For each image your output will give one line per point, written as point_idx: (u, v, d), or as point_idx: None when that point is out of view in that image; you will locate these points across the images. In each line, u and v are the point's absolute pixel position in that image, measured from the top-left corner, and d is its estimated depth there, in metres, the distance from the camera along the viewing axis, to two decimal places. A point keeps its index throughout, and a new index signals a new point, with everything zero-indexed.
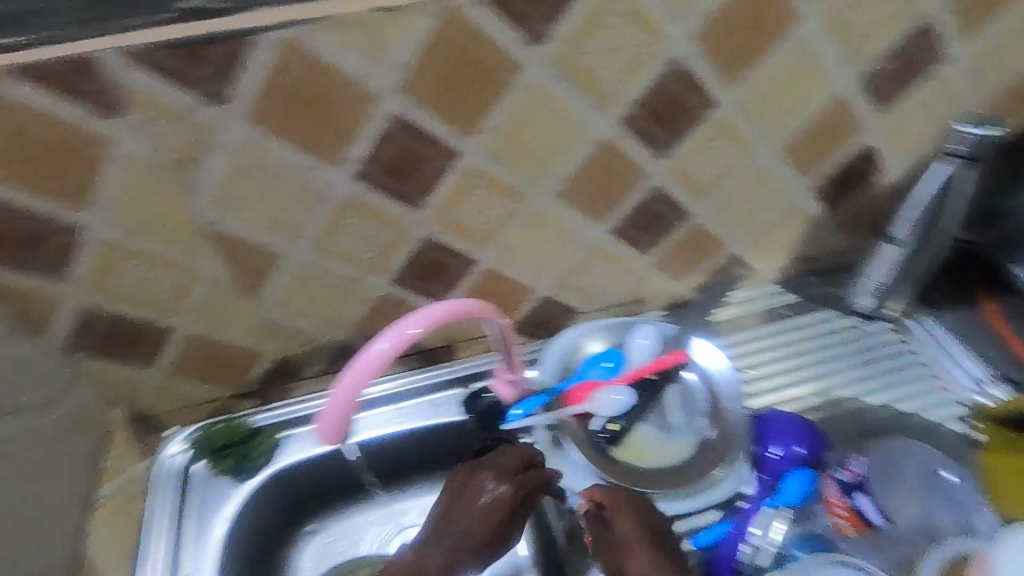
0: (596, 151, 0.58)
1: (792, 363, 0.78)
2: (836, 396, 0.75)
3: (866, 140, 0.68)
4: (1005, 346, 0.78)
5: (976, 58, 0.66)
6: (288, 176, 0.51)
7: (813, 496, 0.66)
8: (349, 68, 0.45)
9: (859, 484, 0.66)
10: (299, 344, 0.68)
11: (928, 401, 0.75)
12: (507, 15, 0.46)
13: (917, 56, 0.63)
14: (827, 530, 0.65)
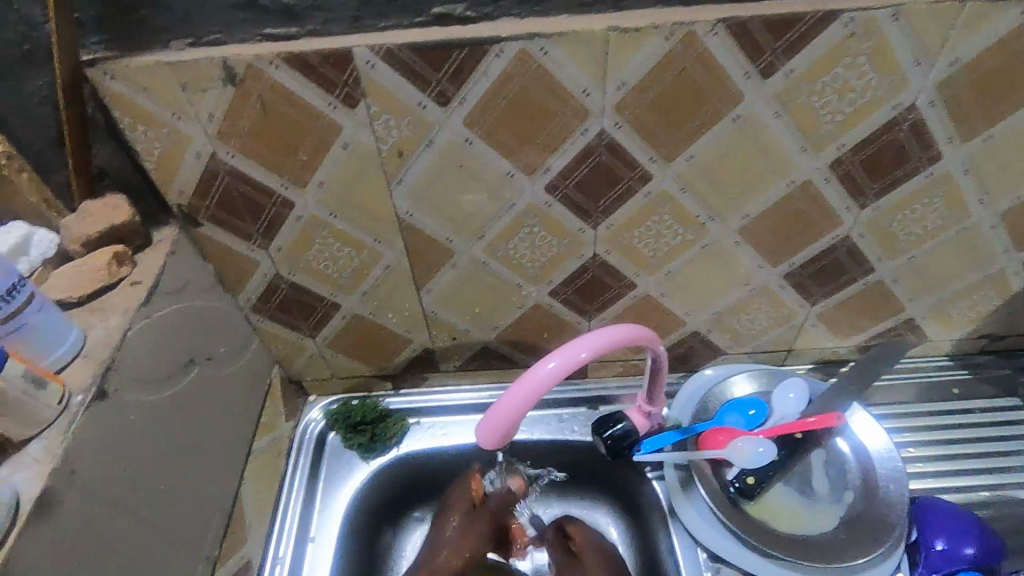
0: (794, 194, 0.55)
1: (957, 445, 0.70)
2: (1012, 497, 0.66)
3: None
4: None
5: None
6: (484, 177, 0.52)
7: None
8: (573, 84, 0.46)
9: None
10: (448, 338, 0.71)
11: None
12: (745, 42, 0.44)
13: None
14: None
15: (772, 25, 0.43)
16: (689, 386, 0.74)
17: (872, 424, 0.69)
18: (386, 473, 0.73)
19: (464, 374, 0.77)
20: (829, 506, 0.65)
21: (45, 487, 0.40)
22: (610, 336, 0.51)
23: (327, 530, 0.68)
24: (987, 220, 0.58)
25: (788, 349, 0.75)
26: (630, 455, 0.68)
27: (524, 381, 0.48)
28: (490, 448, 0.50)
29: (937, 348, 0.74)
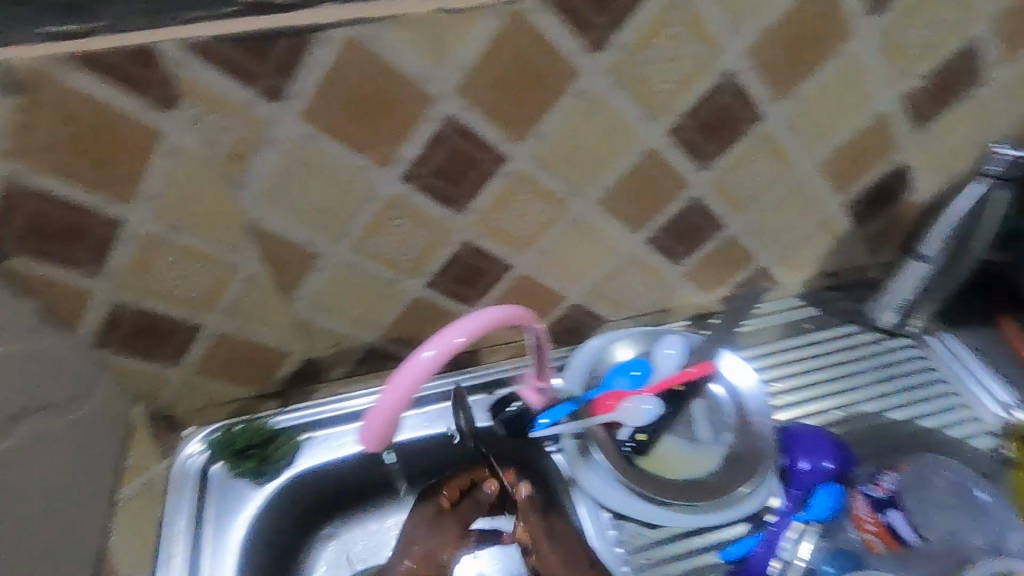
0: (643, 162, 0.58)
1: (819, 367, 0.79)
2: (862, 409, 0.75)
3: (894, 168, 0.68)
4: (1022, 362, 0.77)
5: None
6: (335, 173, 0.50)
7: (843, 514, 0.64)
8: (410, 69, 0.45)
9: (893, 502, 0.64)
10: (330, 344, 0.68)
11: (952, 420, 0.74)
12: (572, 18, 0.45)
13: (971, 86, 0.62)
14: (857, 546, 0.63)
15: (593, 0, 0.44)
16: (580, 356, 0.76)
17: (741, 367, 0.75)
18: (281, 497, 0.69)
19: (354, 380, 0.74)
20: (712, 447, 0.70)
21: None
22: (485, 318, 0.52)
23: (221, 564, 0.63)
24: (814, 170, 0.65)
25: (663, 310, 0.79)
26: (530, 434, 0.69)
27: (404, 375, 0.47)
28: (374, 447, 0.49)
29: (789, 290, 0.82)
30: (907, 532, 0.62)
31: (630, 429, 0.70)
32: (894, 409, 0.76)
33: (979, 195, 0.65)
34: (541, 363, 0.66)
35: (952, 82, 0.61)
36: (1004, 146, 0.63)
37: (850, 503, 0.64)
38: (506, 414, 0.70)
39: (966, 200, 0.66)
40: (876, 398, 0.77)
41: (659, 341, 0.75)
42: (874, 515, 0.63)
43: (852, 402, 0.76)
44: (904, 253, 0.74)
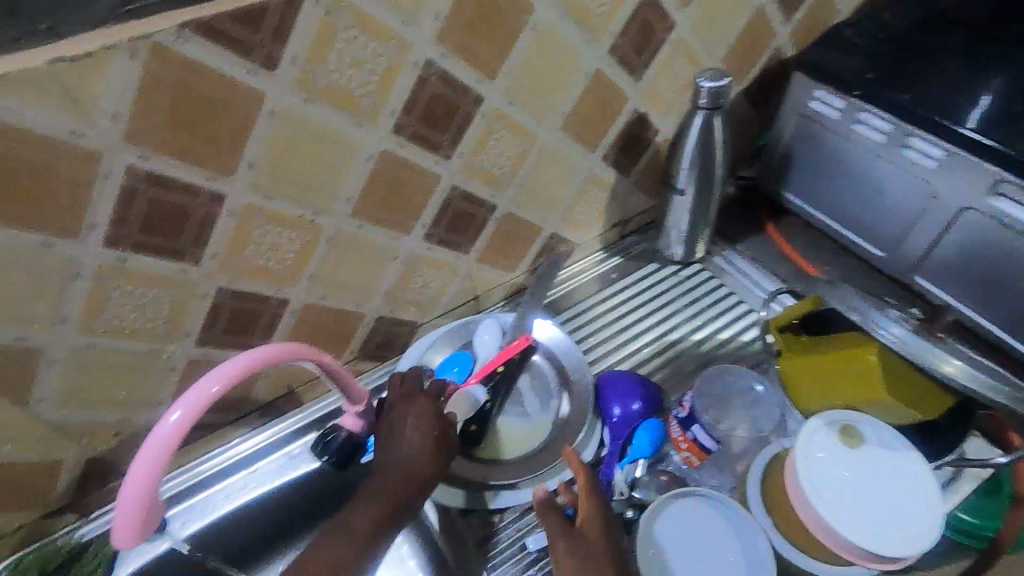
0: (378, 165, 0.57)
1: (628, 309, 0.85)
2: (671, 339, 0.82)
3: (632, 115, 0.73)
4: (788, 259, 0.87)
5: (719, 17, 0.72)
6: (13, 257, 0.44)
7: (664, 441, 0.68)
8: (51, 129, 0.40)
9: (692, 416, 0.66)
10: (109, 435, 0.61)
11: (744, 326, 0.83)
12: (224, 42, 0.43)
13: (668, 30, 0.68)
14: (680, 467, 0.68)
15: (239, 20, 0.42)
16: (403, 365, 0.75)
17: (552, 329, 0.77)
18: None
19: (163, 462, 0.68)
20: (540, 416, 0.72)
21: None
22: (242, 363, 0.50)
23: None
24: (558, 133, 0.68)
25: (474, 298, 0.80)
26: (360, 460, 0.69)
27: (148, 449, 0.45)
28: (136, 544, 0.49)
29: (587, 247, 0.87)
30: (714, 441, 0.65)
31: (463, 423, 0.69)
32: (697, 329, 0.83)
33: (702, 123, 0.71)
34: (345, 386, 0.63)
35: (647, 30, 0.67)
36: (703, 77, 0.68)
37: (668, 429, 0.68)
38: (330, 446, 0.66)
39: (693, 131, 0.72)
40: (681, 324, 0.83)
41: (476, 329, 0.77)
42: (684, 434, 0.66)
43: (663, 332, 0.83)
44: (667, 189, 0.80)
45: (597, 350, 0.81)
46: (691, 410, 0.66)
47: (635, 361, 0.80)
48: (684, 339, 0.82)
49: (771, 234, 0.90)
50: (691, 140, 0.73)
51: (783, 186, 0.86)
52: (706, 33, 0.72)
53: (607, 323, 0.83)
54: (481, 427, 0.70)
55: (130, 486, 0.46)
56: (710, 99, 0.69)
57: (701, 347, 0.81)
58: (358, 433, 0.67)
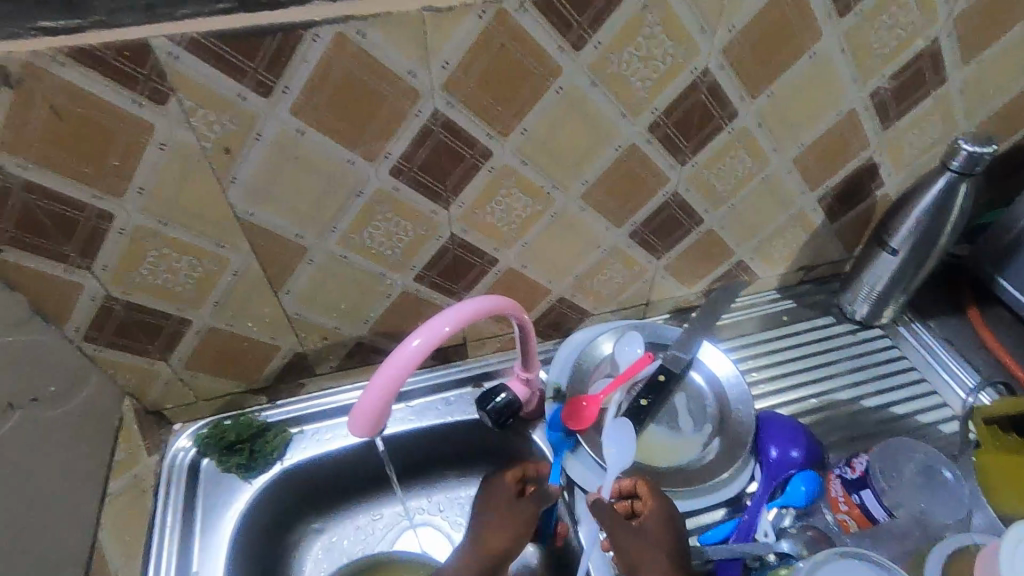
0: (623, 157, 0.60)
1: (797, 355, 0.82)
2: (837, 397, 0.78)
3: (864, 163, 0.71)
4: (986, 350, 0.81)
5: (992, 82, 0.68)
6: (323, 167, 0.51)
7: (819, 497, 0.66)
8: (398, 66, 0.47)
9: (864, 481, 0.64)
10: (318, 337, 0.68)
11: (921, 406, 0.78)
12: (553, 18, 0.47)
13: (935, 85, 0.65)
14: (829, 527, 0.65)
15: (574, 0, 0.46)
16: (566, 347, 0.78)
17: (721, 356, 0.77)
18: (273, 489, 0.70)
19: (344, 375, 0.75)
20: (692, 436, 0.72)
21: None
22: (473, 308, 0.54)
23: (210, 562, 0.64)
24: (789, 163, 0.67)
25: (645, 303, 0.81)
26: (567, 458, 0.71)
27: (390, 365, 0.49)
28: (368, 435, 0.50)
29: (766, 284, 0.85)
30: (885, 512, 0.62)
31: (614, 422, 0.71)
32: (868, 396, 0.78)
33: (945, 187, 0.68)
34: (526, 355, 0.67)
35: (915, 81, 0.64)
36: (965, 140, 0.65)
37: (826, 485, 0.67)
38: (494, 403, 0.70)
39: (931, 194, 0.69)
40: (851, 385, 0.79)
41: (621, 338, 0.75)
42: (848, 497, 0.64)
43: (831, 388, 0.79)
44: (875, 246, 0.77)
45: (759, 387, 0.79)
46: (863, 475, 0.64)
47: (796, 409, 0.77)
48: (853, 401, 0.78)
49: (970, 319, 0.83)
50: (926, 201, 0.70)
51: (1001, 272, 0.80)
52: (972, 96, 0.68)
53: (771, 363, 0.81)
54: (633, 428, 0.71)
55: (377, 385, 0.49)
56: (965, 164, 0.65)
57: (870, 415, 0.77)
58: (521, 399, 0.71)
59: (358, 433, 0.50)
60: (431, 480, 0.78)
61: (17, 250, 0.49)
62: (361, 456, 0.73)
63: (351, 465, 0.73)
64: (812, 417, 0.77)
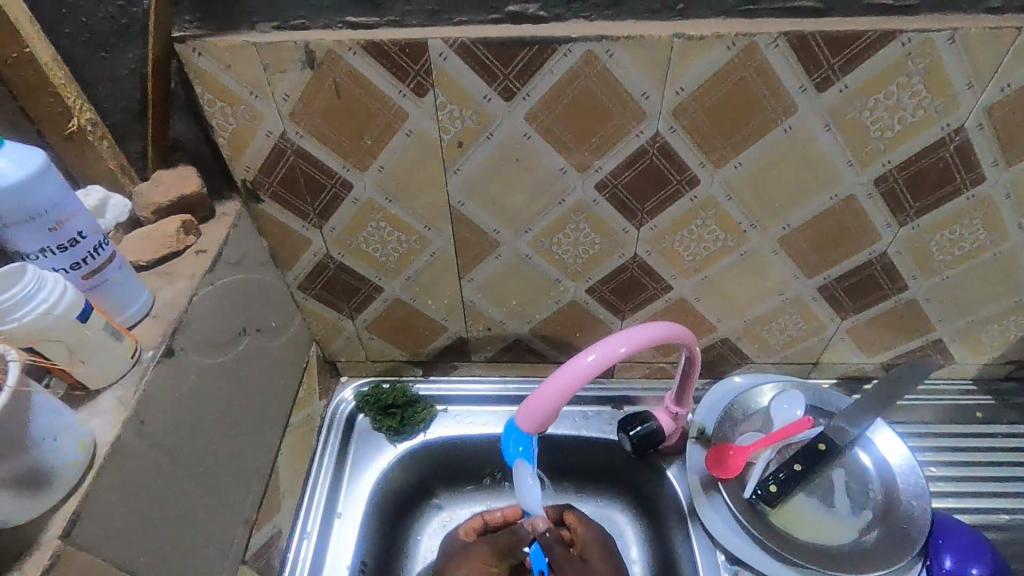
0: (836, 207, 0.56)
1: (989, 460, 0.72)
2: None
3: None
4: None
5: None
6: (537, 172, 0.55)
7: None
8: (634, 87, 0.48)
9: None
10: (482, 327, 0.72)
11: None
12: (805, 57, 0.46)
13: None
14: None
15: (831, 40, 0.45)
16: (714, 392, 0.75)
17: (896, 441, 0.69)
18: (413, 457, 0.75)
19: (493, 367, 0.79)
20: (848, 518, 0.66)
21: (119, 434, 0.41)
22: (652, 332, 0.53)
23: (352, 508, 0.70)
24: None
25: (813, 363, 0.76)
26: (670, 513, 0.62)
27: (563, 373, 0.50)
28: (529, 434, 0.52)
29: (962, 372, 0.75)
30: None
31: (759, 480, 0.67)
32: None
33: None
34: (683, 389, 0.66)
35: None
36: None
37: None
38: (639, 428, 0.69)
39: None
40: None
41: (779, 394, 0.71)
42: None
43: None
44: None
45: (937, 484, 0.70)
46: None
47: (981, 520, 0.67)
48: None
49: None
50: None
51: None
52: None
53: (955, 461, 0.72)
54: (781, 491, 0.66)
55: (553, 384, 0.50)
56: None
57: None
58: (664, 432, 0.69)
59: (525, 426, 0.51)
60: (554, 488, 0.79)
61: (275, 203, 0.58)
62: (495, 447, 0.75)
63: (484, 454, 0.76)
64: (1001, 535, 0.66)
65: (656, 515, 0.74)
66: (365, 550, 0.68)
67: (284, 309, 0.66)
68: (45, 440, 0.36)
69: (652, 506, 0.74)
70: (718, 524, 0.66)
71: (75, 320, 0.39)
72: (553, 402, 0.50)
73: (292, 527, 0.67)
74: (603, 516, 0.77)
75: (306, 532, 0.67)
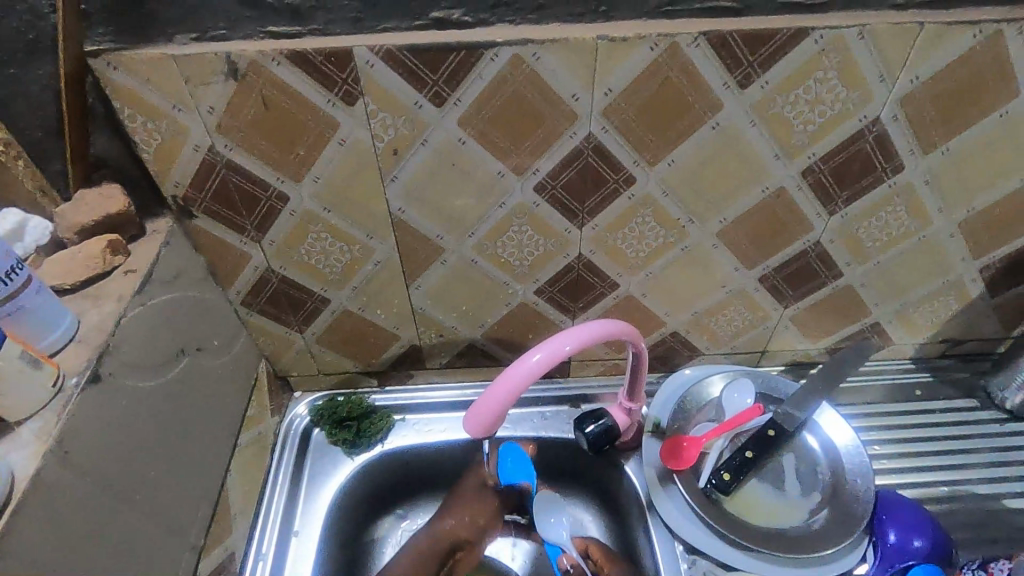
0: (768, 200, 0.58)
1: (928, 435, 0.75)
2: (974, 491, 0.70)
3: None
4: None
5: None
6: (475, 176, 0.55)
7: None
8: (563, 90, 0.49)
9: None
10: (435, 333, 0.72)
11: None
12: (725, 56, 0.47)
13: None
14: None
15: (749, 38, 0.46)
16: (668, 385, 0.76)
17: (841, 422, 0.71)
18: (371, 469, 0.74)
19: (449, 373, 0.78)
20: (799, 500, 0.67)
21: (40, 466, 0.39)
22: (596, 330, 0.53)
23: (309, 525, 0.68)
24: (953, 227, 0.62)
25: (761, 351, 0.78)
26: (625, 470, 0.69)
27: (509, 376, 0.50)
28: (476, 437, 0.52)
29: (901, 352, 0.78)
30: None
31: (713, 469, 0.69)
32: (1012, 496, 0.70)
33: None
34: (634, 384, 0.66)
35: None
36: None
37: None
38: (596, 425, 0.68)
39: None
40: (992, 480, 0.71)
41: (731, 384, 0.72)
42: None
43: (966, 479, 0.71)
44: None
45: (881, 462, 0.73)
46: None
47: (922, 493, 0.70)
48: (993, 498, 0.69)
49: None
50: None
51: None
52: None
53: (897, 439, 0.75)
54: (734, 478, 0.67)
55: (499, 387, 0.50)
56: None
57: (1011, 517, 0.68)
58: (620, 427, 0.70)
59: (474, 430, 0.51)
60: None
61: (209, 218, 0.56)
62: (455, 454, 0.75)
63: (444, 461, 0.76)
64: (941, 507, 0.69)
65: (617, 510, 0.74)
66: (324, 567, 0.66)
67: (228, 326, 0.65)
68: None
69: (613, 502, 0.75)
70: (676, 516, 0.67)
71: None
72: (501, 405, 0.50)
73: (247, 550, 0.65)
74: (567, 514, 0.77)
75: (261, 554, 0.65)
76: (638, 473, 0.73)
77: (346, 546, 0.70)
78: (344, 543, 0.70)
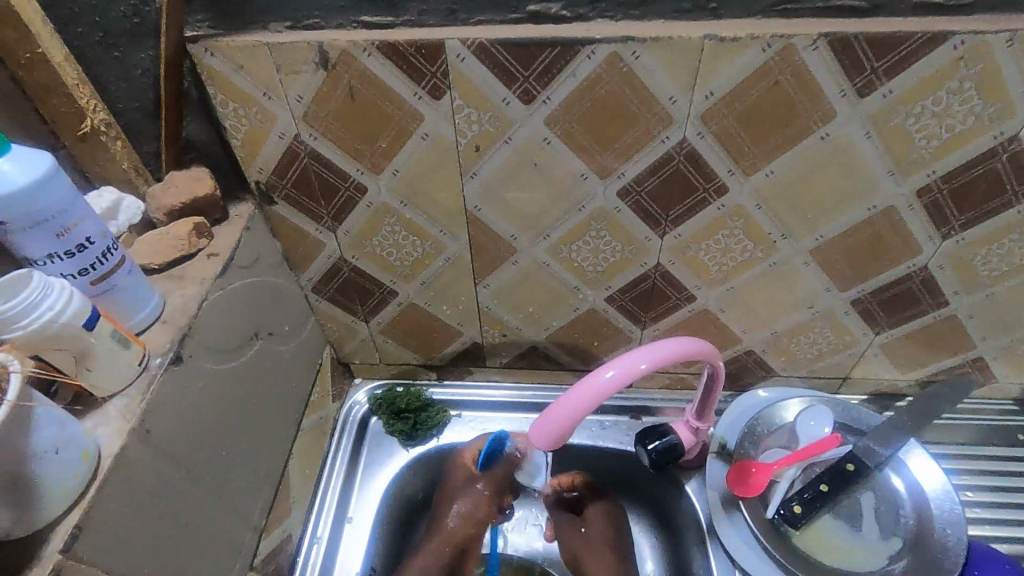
0: (874, 218, 0.53)
1: None
2: None
3: None
4: None
5: None
6: (556, 178, 0.52)
7: None
8: (660, 91, 0.46)
9: None
10: (498, 332, 0.71)
11: None
12: (846, 61, 0.42)
13: None
14: None
15: (876, 42, 0.42)
16: (737, 405, 0.72)
17: (930, 465, 0.65)
18: (425, 463, 0.74)
19: (508, 373, 0.77)
20: (876, 545, 0.63)
21: (124, 444, 0.40)
22: (674, 349, 0.50)
23: (362, 513, 0.69)
24: None
25: (843, 377, 0.72)
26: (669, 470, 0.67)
27: (578, 392, 0.48)
28: (543, 446, 0.50)
29: (1005, 392, 0.71)
30: None
31: (783, 500, 0.64)
32: None
33: None
34: (704, 403, 0.63)
35: None
36: None
37: None
38: (658, 442, 0.65)
39: None
40: None
41: (807, 410, 0.67)
42: None
43: None
44: None
45: (973, 511, 0.66)
46: None
47: (1019, 549, 0.64)
48: None
49: None
50: None
51: None
52: None
53: (993, 486, 0.68)
54: (806, 512, 0.63)
55: (574, 396, 0.48)
56: None
57: None
58: (684, 446, 0.66)
59: (542, 436, 0.49)
60: None
61: (288, 205, 0.57)
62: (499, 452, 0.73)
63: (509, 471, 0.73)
64: None
65: (673, 530, 0.72)
66: (374, 556, 0.67)
67: (298, 312, 0.65)
68: (47, 455, 0.35)
69: (669, 521, 0.72)
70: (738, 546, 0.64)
71: (81, 328, 0.38)
72: (573, 413, 0.48)
73: (302, 532, 0.66)
74: None
75: (315, 537, 0.66)
76: (700, 495, 0.69)
77: (396, 537, 0.71)
78: (394, 534, 0.70)
